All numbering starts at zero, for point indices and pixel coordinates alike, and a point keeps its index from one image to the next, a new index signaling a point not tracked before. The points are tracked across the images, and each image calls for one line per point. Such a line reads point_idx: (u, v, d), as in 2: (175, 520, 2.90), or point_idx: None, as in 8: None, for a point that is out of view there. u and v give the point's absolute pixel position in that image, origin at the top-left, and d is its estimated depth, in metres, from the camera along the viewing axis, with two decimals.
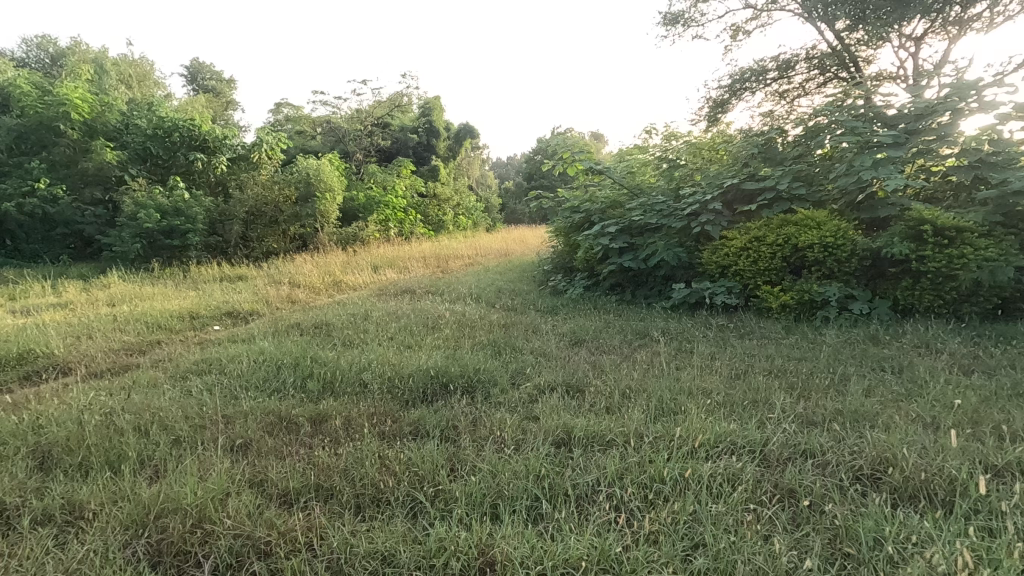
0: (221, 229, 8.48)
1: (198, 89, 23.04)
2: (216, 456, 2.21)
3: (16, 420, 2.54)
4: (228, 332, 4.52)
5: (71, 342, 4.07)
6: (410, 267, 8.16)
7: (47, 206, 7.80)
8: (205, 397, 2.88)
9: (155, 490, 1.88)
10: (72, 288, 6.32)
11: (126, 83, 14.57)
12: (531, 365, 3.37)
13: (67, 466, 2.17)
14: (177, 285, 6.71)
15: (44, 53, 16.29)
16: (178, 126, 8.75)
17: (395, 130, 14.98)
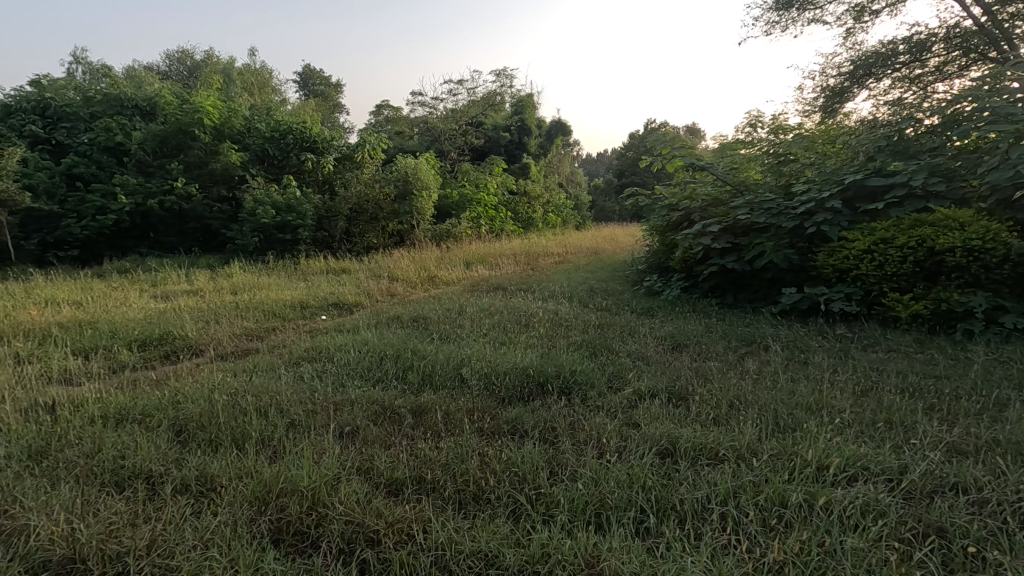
0: (327, 225, 9.04)
1: (309, 94, 24.84)
2: (327, 442, 2.32)
3: (159, 394, 2.82)
4: (334, 322, 4.78)
5: (201, 326, 4.50)
6: (500, 263, 8.24)
7: (183, 203, 8.71)
8: (316, 383, 3.05)
9: (276, 470, 2.00)
10: (202, 277, 7.01)
11: (249, 91, 15.99)
12: (629, 369, 3.25)
13: (201, 441, 2.37)
14: (289, 276, 7.24)
15: (183, 66, 18.28)
16: (292, 129, 9.50)
17: (489, 129, 15.23)
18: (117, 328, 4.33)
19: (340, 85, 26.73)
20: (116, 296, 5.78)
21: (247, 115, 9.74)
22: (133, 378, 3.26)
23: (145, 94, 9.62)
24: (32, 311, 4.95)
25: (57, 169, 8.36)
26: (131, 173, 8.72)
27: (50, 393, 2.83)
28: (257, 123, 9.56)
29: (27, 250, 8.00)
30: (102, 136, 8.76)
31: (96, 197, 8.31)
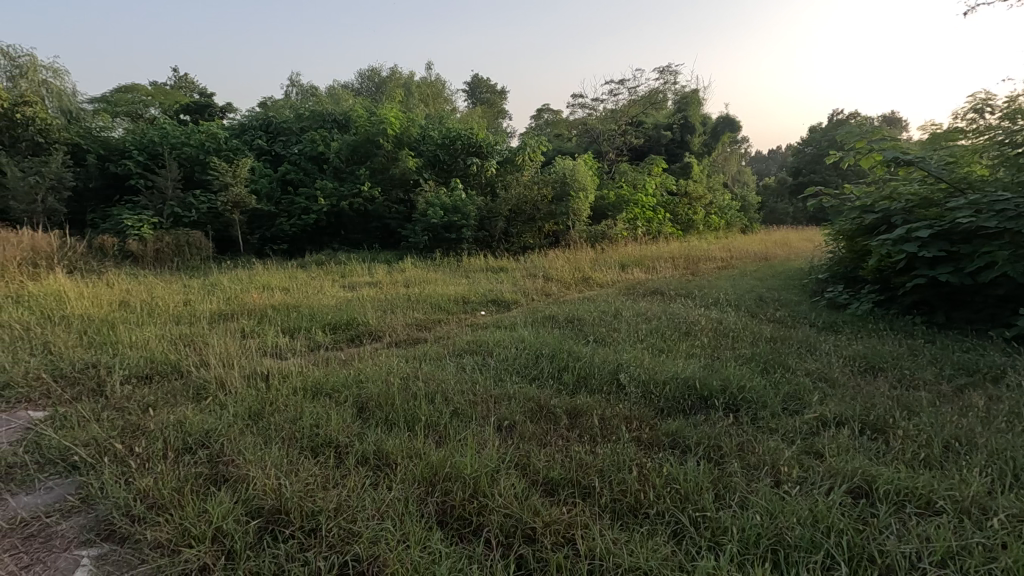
0: (488, 225, 9.51)
1: (476, 102, 26.46)
2: (487, 433, 2.40)
3: (346, 373, 3.18)
4: (493, 318, 4.99)
5: (381, 314, 5.01)
6: (658, 267, 7.93)
7: (368, 204, 9.81)
8: (477, 375, 3.19)
9: (442, 455, 2.13)
10: (380, 270, 7.83)
11: (425, 102, 17.48)
12: (809, 390, 2.88)
13: (378, 419, 2.61)
14: (453, 272, 7.75)
15: (372, 82, 20.65)
16: (461, 135, 10.17)
17: (649, 128, 14.76)
18: (315, 312, 5.00)
19: (505, 92, 28.08)
20: (314, 285, 6.69)
21: (422, 124, 10.64)
22: (326, 357, 3.73)
23: (342, 109, 11.00)
24: (254, 294, 5.94)
25: (275, 176, 9.96)
26: (329, 179, 10.04)
27: (264, 364, 3.35)
28: (430, 131, 10.40)
29: (251, 244, 9.66)
30: (309, 147, 10.21)
31: (301, 199, 9.71)
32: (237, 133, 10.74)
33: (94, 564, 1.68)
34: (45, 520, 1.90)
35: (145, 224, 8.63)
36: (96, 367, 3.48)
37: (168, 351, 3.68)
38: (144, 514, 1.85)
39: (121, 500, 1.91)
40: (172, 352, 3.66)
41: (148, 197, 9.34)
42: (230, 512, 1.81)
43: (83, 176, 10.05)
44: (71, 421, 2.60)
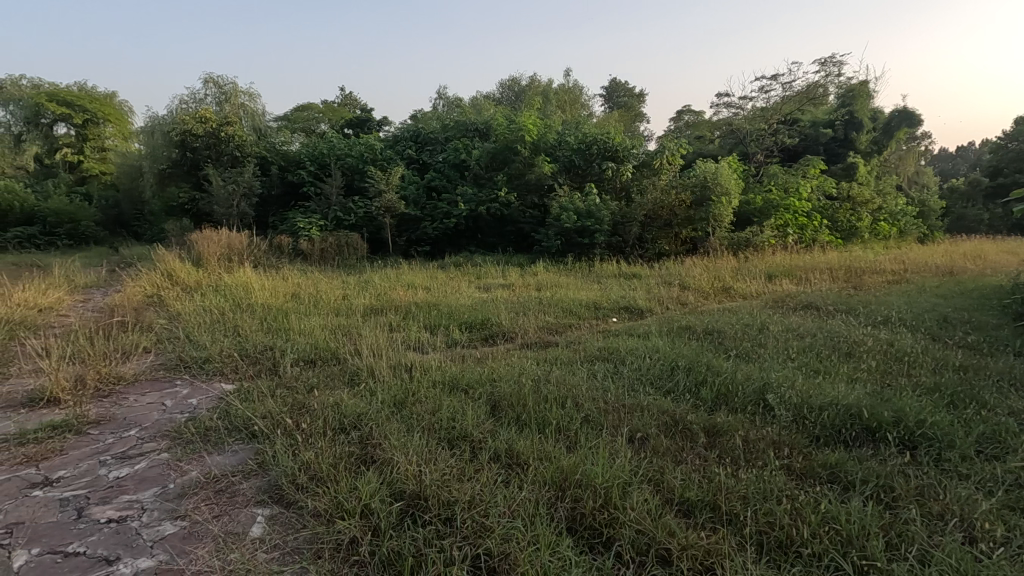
0: (622, 230, 9.33)
1: (613, 106, 26.19)
2: (619, 443, 2.34)
3: (480, 371, 3.30)
4: (625, 326, 4.86)
5: (514, 316, 5.14)
6: (811, 278, 7.17)
7: (504, 209, 10.14)
8: (609, 383, 3.12)
9: (573, 460, 2.11)
10: (514, 273, 8.05)
11: (562, 108, 17.68)
12: (1014, 433, 2.39)
13: (509, 418, 2.66)
14: (584, 277, 7.72)
15: (512, 91, 21.40)
16: (597, 140, 10.10)
17: (806, 126, 13.43)
18: (453, 311, 5.28)
19: (644, 95, 27.44)
20: (453, 285, 7.08)
21: (559, 130, 10.75)
22: (462, 354, 3.91)
23: (483, 118, 11.51)
24: (400, 292, 6.44)
25: (422, 183, 10.72)
26: (469, 185, 10.55)
27: (408, 356, 3.60)
28: (567, 137, 10.47)
29: (399, 245, 10.49)
30: (453, 155, 10.83)
31: (444, 204, 10.31)
32: (390, 144, 11.75)
33: (267, 523, 1.92)
34: (231, 478, 2.22)
35: (313, 227, 9.78)
36: (273, 349, 4.00)
37: (328, 339, 4.12)
38: (306, 484, 2.07)
39: (288, 468, 2.16)
40: (332, 341, 4.08)
41: (317, 203, 10.59)
42: (376, 492, 1.96)
43: (268, 184, 11.68)
44: (252, 395, 3.02)
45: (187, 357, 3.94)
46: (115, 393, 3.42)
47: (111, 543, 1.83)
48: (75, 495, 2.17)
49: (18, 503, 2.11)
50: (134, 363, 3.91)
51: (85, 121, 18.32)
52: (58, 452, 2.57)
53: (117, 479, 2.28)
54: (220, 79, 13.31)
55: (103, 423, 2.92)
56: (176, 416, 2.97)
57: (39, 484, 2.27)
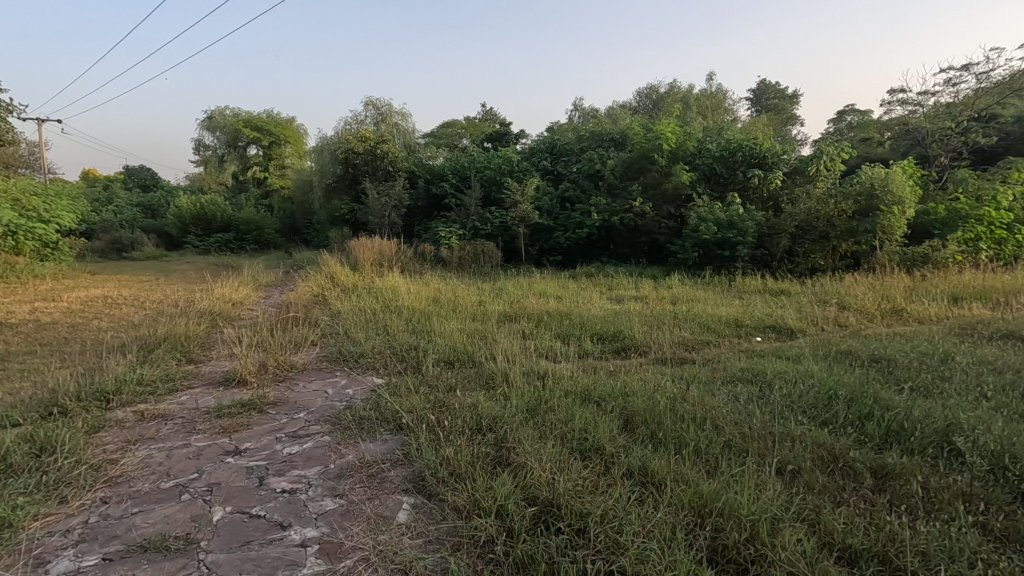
0: (768, 242, 8.66)
1: (761, 109, 24.45)
2: (765, 474, 2.15)
3: (613, 384, 3.24)
4: (772, 346, 4.46)
5: (648, 329, 4.98)
6: (1012, 302, 6.01)
7: (638, 219, 9.87)
8: (753, 407, 2.88)
9: (714, 486, 1.98)
10: (647, 285, 7.81)
11: (703, 114, 16.89)
12: None
13: (643, 435, 2.58)
14: (724, 292, 7.25)
15: (650, 99, 20.93)
16: (743, 146, 9.44)
17: (1008, 122, 11.33)
18: (585, 322, 5.26)
19: (798, 95, 25.23)
20: (584, 295, 7.06)
21: (700, 137, 10.25)
22: (593, 365, 3.87)
23: (619, 128, 11.36)
24: (532, 300, 6.56)
25: (556, 195, 10.90)
26: (603, 195, 10.46)
27: (540, 364, 3.66)
28: (708, 144, 9.95)
29: (531, 254, 10.75)
30: (587, 166, 10.82)
31: (577, 214, 10.33)
32: (527, 156, 12.12)
33: (411, 510, 2.07)
34: (380, 466, 2.42)
35: (453, 236, 10.38)
36: (416, 349, 4.31)
37: (466, 343, 4.33)
38: (446, 478, 2.19)
39: (431, 461, 2.31)
40: (468, 344, 4.29)
41: (457, 213, 11.24)
42: (512, 494, 2.01)
43: (415, 197, 12.64)
44: (399, 390, 3.28)
45: (346, 352, 4.41)
46: (289, 379, 3.93)
47: (285, 511, 2.10)
48: (257, 464, 2.52)
49: (216, 466, 2.51)
50: (302, 353, 4.46)
51: (271, 143, 21.40)
52: (245, 426, 3.00)
53: (289, 455, 2.61)
54: (378, 102, 14.83)
55: (279, 404, 3.36)
56: (335, 403, 3.32)
57: (231, 452, 2.67)
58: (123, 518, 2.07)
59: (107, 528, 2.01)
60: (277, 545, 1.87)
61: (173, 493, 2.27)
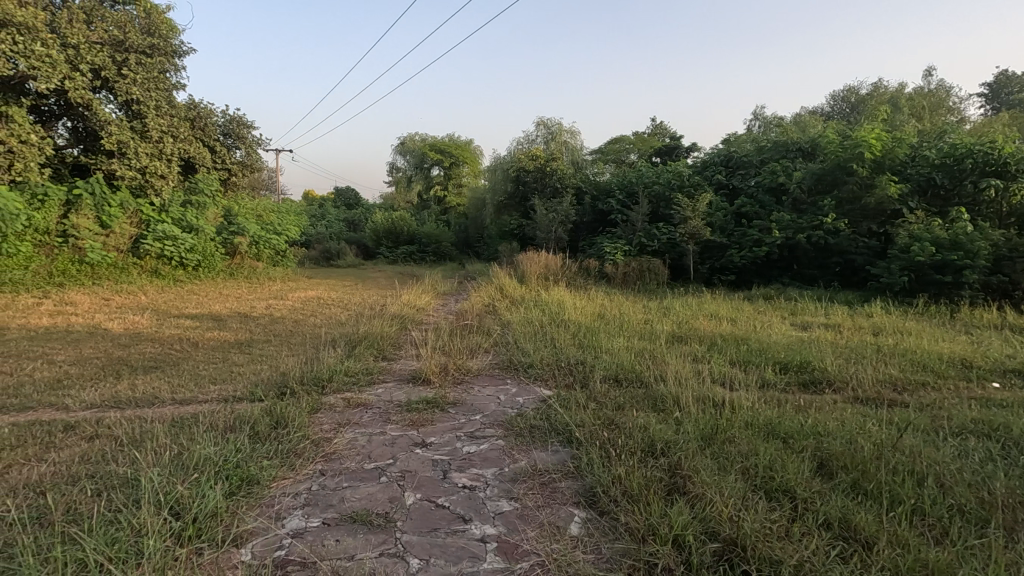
0: (1007, 267, 7.15)
1: (998, 106, 20.36)
2: (1017, 553, 1.76)
3: (802, 421, 2.92)
4: (1017, 396, 3.62)
5: (844, 362, 4.38)
6: None
7: (830, 238, 8.72)
8: (994, 468, 2.37)
9: (944, 558, 1.68)
10: (839, 312, 6.90)
11: (917, 115, 14.55)
12: None
13: (843, 482, 2.28)
14: (943, 325, 6.11)
15: (847, 103, 18.69)
16: (974, 151, 7.85)
17: None
18: (765, 349, 4.80)
19: None
20: (763, 319, 6.47)
21: (914, 142, 8.82)
22: (777, 398, 3.52)
23: (810, 137, 10.24)
24: (703, 322, 6.19)
25: (731, 210, 10.25)
26: (786, 211, 9.52)
27: (715, 391, 3.43)
28: (925, 150, 8.53)
29: (701, 273, 10.21)
30: (768, 179, 9.95)
31: (755, 231, 9.54)
32: (699, 170, 11.59)
33: (583, 524, 2.08)
34: (551, 475, 2.48)
35: (618, 252, 10.31)
36: (583, 363, 4.34)
37: (634, 361, 4.24)
38: (619, 497, 2.17)
39: (603, 478, 2.30)
40: (636, 362, 4.19)
41: (623, 229, 11.13)
42: (689, 524, 1.91)
43: (581, 213, 12.80)
44: (569, 403, 3.33)
45: (516, 361, 4.62)
46: (465, 382, 4.23)
47: (465, 506, 2.26)
48: (441, 459, 2.74)
49: (407, 455, 2.80)
50: (477, 359, 4.77)
51: (452, 164, 23.44)
52: (430, 422, 3.31)
53: (468, 453, 2.81)
54: (548, 122, 15.46)
55: (458, 405, 3.63)
56: (507, 409, 3.50)
57: (420, 444, 2.96)
58: (337, 490, 2.41)
59: (324, 496, 2.35)
60: (460, 537, 2.02)
61: (374, 474, 2.58)
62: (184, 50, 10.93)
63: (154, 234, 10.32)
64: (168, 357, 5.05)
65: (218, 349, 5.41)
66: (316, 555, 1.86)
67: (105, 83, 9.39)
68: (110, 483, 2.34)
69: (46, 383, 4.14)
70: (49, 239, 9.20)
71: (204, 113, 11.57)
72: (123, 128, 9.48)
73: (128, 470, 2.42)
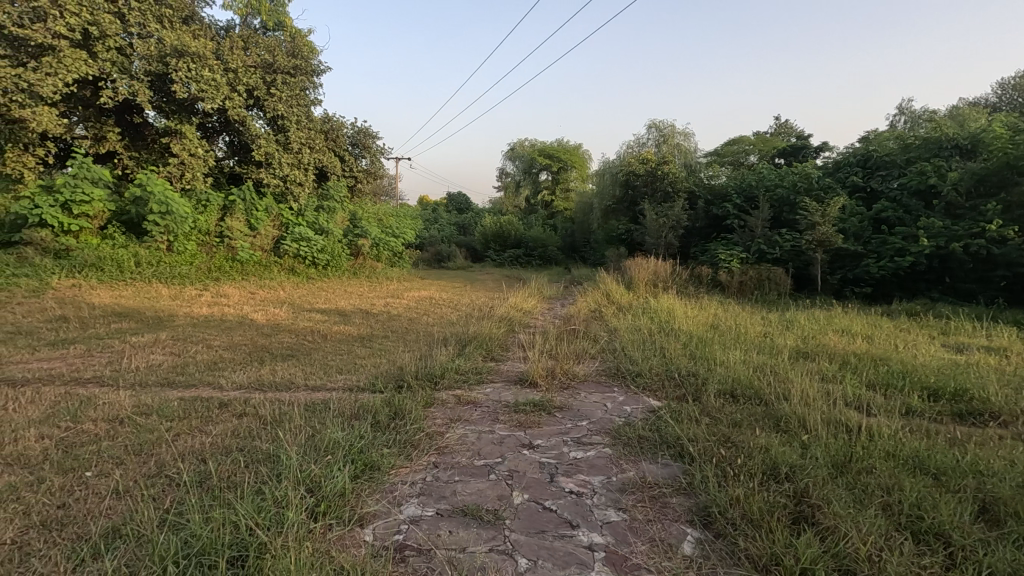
0: None
1: None
2: None
3: (959, 457, 2.55)
4: None
5: (1013, 392, 3.76)
6: None
7: (994, 247, 7.52)
8: None
9: None
10: (1005, 334, 5.94)
11: None
12: None
13: (1014, 532, 1.96)
14: None
15: (1020, 91, 16.13)
16: None
17: None
18: (909, 371, 4.26)
19: None
20: (906, 338, 5.74)
21: None
22: (925, 427, 3.11)
23: (970, 131, 8.73)
24: (832, 338, 5.63)
25: (868, 215, 9.24)
26: (938, 217, 8.38)
27: (849, 414, 3.11)
28: None
29: (830, 284, 9.32)
30: (915, 180, 8.82)
31: (897, 239, 8.50)
32: (831, 171, 10.58)
33: (697, 544, 1.99)
34: (662, 489, 2.40)
35: (734, 259, 9.74)
36: (696, 375, 4.14)
37: (752, 376, 3.97)
38: (737, 521, 2.05)
39: (718, 497, 2.18)
40: (756, 377, 3.91)
41: (740, 235, 10.47)
42: (819, 559, 1.76)
43: (694, 218, 12.22)
44: (681, 416, 3.20)
45: (623, 369, 4.52)
46: (572, 387, 4.21)
47: (573, 511, 2.25)
48: (549, 462, 2.76)
49: (515, 455, 2.85)
50: (584, 365, 4.74)
51: (559, 169, 23.54)
52: (538, 424, 3.34)
53: (575, 459, 2.80)
54: (660, 124, 15.14)
55: (565, 410, 3.63)
56: (615, 418, 3.43)
57: (527, 445, 3.00)
58: (449, 483, 2.51)
59: (438, 488, 2.46)
60: (568, 541, 2.01)
61: (484, 471, 2.65)
62: (322, 68, 12.05)
63: (292, 236, 11.46)
64: (302, 346, 5.59)
65: (343, 342, 5.90)
66: (431, 543, 1.96)
67: (256, 101, 10.62)
68: (256, 457, 2.63)
69: (205, 364, 4.76)
70: (210, 238, 10.56)
71: (336, 125, 12.65)
72: (270, 141, 10.67)
73: (270, 446, 2.71)
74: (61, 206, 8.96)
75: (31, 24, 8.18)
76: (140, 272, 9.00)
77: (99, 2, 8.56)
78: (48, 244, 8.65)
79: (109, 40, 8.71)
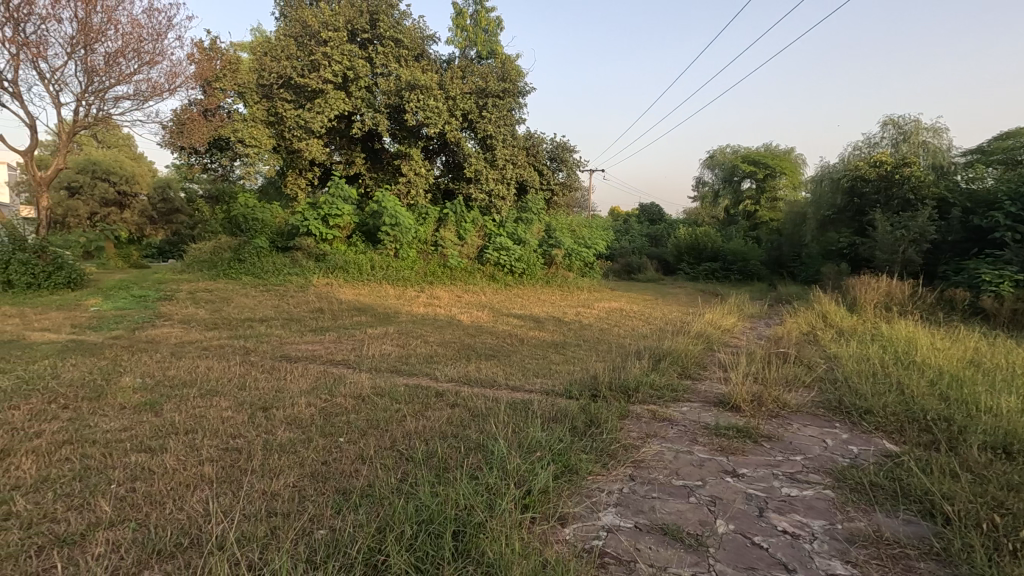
0: None
1: None
2: None
3: None
4: None
5: None
6: None
7: None
8: None
9: None
10: None
11: None
12: None
13: None
14: None
15: None
16: None
17: None
18: None
19: None
20: None
21: None
22: None
23: None
24: None
25: None
26: None
27: None
28: None
29: None
30: None
31: None
32: None
33: None
34: (904, 550, 2.05)
35: (1004, 280, 7.80)
36: (948, 420, 3.41)
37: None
38: None
39: None
40: None
41: (1015, 250, 8.12)
42: None
43: (945, 229, 10.08)
44: (930, 468, 2.67)
45: (847, 404, 3.94)
46: (782, 417, 3.82)
47: (789, 553, 2.04)
48: (757, 494, 2.54)
49: (717, 480, 2.69)
50: (796, 394, 4.24)
51: (766, 176, 21.45)
52: (742, 451, 3.10)
53: (788, 496, 2.53)
54: (900, 120, 12.91)
55: (774, 440, 3.30)
56: (838, 457, 3.01)
57: (731, 472, 2.81)
58: (647, 498, 2.48)
59: (635, 501, 2.44)
60: None
61: (683, 491, 2.55)
62: (527, 89, 12.86)
63: (494, 246, 12.37)
64: (502, 348, 6.03)
65: (538, 346, 6.21)
66: (631, 555, 1.96)
67: (470, 124, 11.78)
68: (468, 445, 2.92)
69: (424, 357, 5.43)
70: (427, 247, 11.99)
71: (537, 141, 13.37)
72: (480, 159, 11.74)
73: (480, 437, 2.98)
74: (322, 218, 11.07)
75: (309, 74, 10.39)
76: (374, 274, 10.67)
77: (355, 51, 10.36)
78: (311, 249, 10.75)
79: (360, 81, 10.51)
